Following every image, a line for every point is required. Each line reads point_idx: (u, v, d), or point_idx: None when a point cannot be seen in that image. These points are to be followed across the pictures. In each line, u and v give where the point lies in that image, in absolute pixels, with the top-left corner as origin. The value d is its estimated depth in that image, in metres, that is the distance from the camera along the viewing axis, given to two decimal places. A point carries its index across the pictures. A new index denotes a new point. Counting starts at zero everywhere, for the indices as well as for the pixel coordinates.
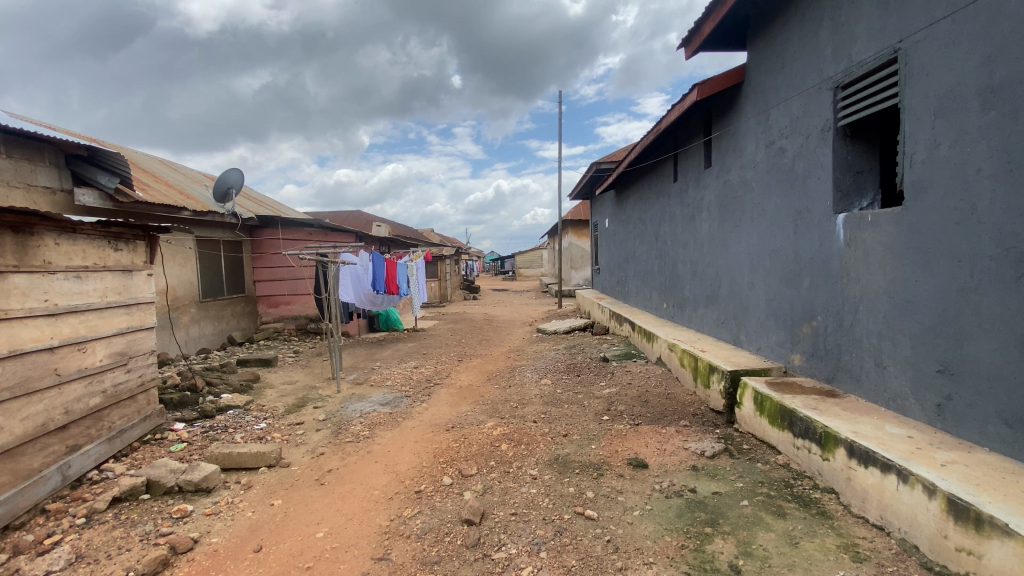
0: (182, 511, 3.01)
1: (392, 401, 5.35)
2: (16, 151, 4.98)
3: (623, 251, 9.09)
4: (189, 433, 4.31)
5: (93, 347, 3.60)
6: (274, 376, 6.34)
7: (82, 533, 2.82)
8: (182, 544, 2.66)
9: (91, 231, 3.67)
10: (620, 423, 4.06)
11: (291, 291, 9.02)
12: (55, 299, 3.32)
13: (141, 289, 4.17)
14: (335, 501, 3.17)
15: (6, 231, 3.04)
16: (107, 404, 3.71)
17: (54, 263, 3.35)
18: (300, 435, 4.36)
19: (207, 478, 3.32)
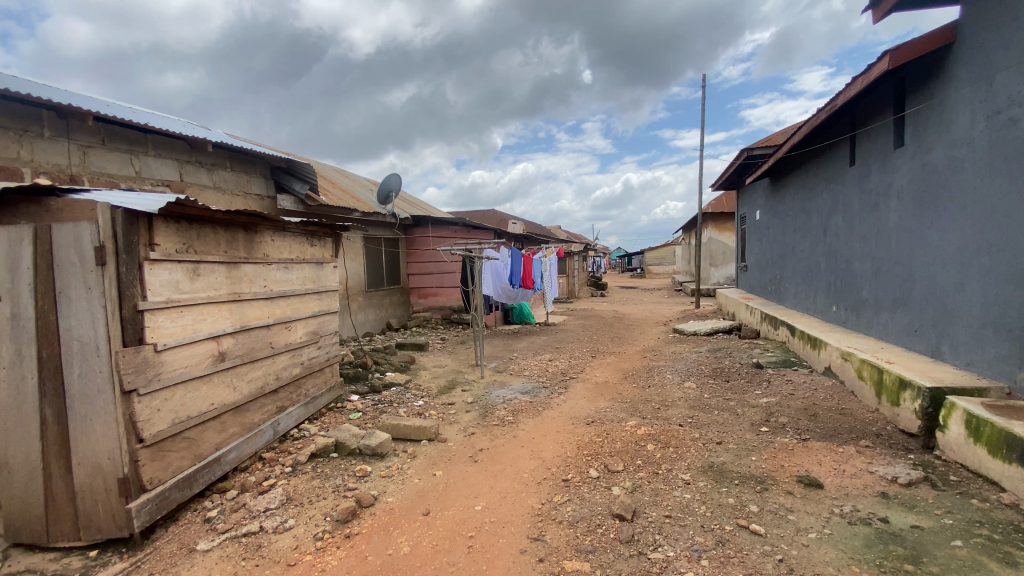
0: (363, 471, 3.48)
1: (532, 391, 5.55)
2: (237, 166, 6.20)
3: (779, 247, 8.22)
4: (363, 404, 4.95)
5: (296, 325, 4.33)
6: (426, 360, 6.97)
7: (290, 479, 3.41)
8: (366, 499, 3.07)
9: (296, 230, 4.39)
10: (783, 435, 3.69)
11: (438, 283, 9.80)
12: (271, 285, 4.03)
13: (328, 278, 4.89)
14: (488, 478, 3.38)
15: (240, 230, 3.73)
16: (304, 374, 4.42)
17: (271, 255, 4.07)
18: (452, 415, 4.75)
19: (381, 445, 3.77)
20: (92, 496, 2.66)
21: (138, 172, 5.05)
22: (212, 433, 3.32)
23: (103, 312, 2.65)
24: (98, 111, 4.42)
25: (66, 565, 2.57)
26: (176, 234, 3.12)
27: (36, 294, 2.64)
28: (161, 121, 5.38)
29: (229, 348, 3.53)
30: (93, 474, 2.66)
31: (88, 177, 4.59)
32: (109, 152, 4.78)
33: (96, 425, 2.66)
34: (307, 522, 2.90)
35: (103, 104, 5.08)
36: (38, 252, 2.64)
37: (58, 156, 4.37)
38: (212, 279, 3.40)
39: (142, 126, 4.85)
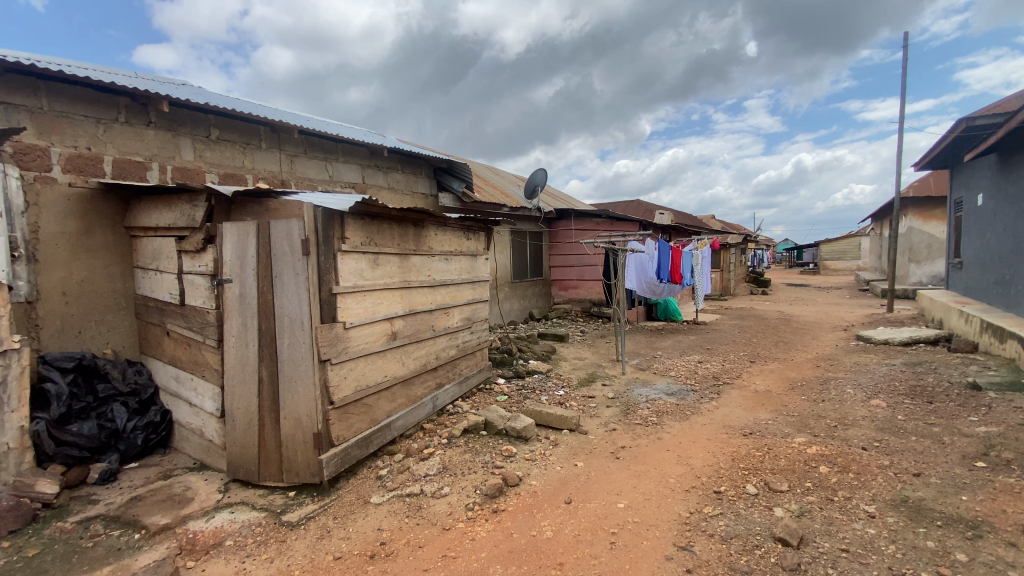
0: (509, 451, 3.67)
1: (678, 393, 5.27)
2: (407, 168, 6.95)
3: (1012, 240, 6.52)
4: (509, 388, 5.22)
5: (453, 311, 4.71)
6: (567, 351, 7.07)
7: (446, 450, 3.75)
8: (511, 479, 3.24)
9: (455, 225, 4.76)
10: (1012, 477, 2.94)
11: (580, 276, 9.82)
12: (434, 274, 4.44)
13: (481, 269, 5.23)
14: (632, 477, 3.31)
15: (411, 225, 4.16)
16: (458, 355, 4.80)
17: (434, 247, 4.47)
18: (594, 408, 4.75)
19: (526, 429, 3.93)
20: (293, 446, 3.22)
21: (331, 176, 5.95)
22: (384, 401, 3.80)
23: (306, 293, 3.19)
24: (302, 125, 5.35)
25: (273, 500, 3.15)
26: (361, 230, 3.60)
27: (259, 277, 3.27)
28: (348, 133, 6.26)
29: (400, 329, 3.99)
30: (296, 427, 3.21)
31: (294, 181, 5.56)
32: (310, 160, 5.72)
33: (299, 388, 3.21)
34: (460, 492, 3.16)
35: (307, 121, 6.11)
36: (261, 243, 3.26)
37: (273, 164, 5.36)
38: (388, 268, 3.86)
39: (334, 136, 5.72)
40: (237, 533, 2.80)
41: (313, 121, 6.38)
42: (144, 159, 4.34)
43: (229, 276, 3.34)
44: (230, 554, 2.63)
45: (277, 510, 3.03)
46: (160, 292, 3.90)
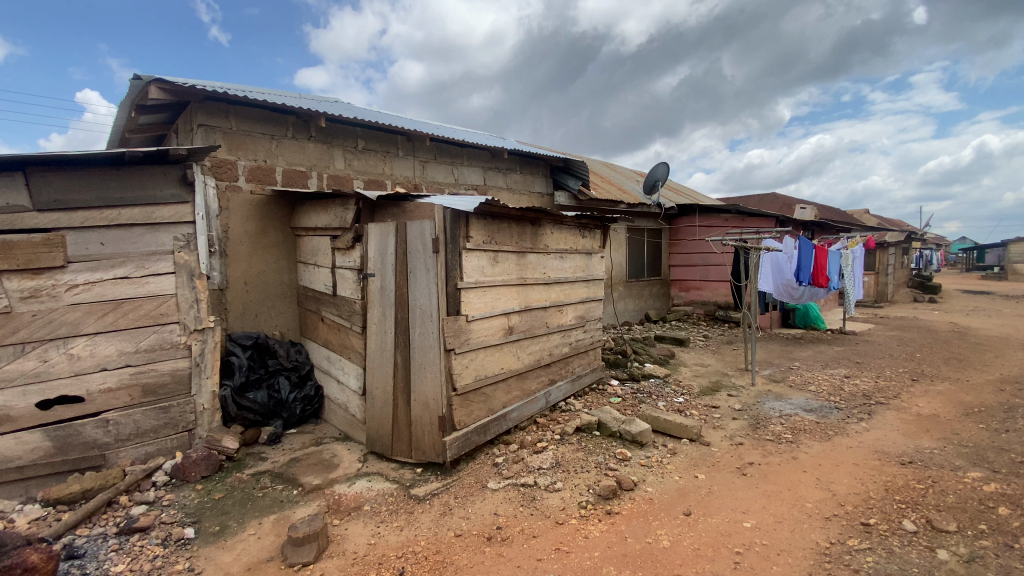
0: (624, 454, 3.61)
1: (818, 409, 4.72)
2: (525, 168, 7.14)
3: None
4: (623, 390, 5.12)
5: (567, 309, 4.75)
6: (687, 356, 6.70)
7: (559, 446, 3.80)
8: (626, 482, 3.18)
9: (571, 223, 4.78)
10: None
11: (703, 277, 9.24)
12: (550, 272, 4.51)
13: (596, 267, 5.19)
14: (760, 497, 3.05)
15: (529, 224, 4.26)
16: (572, 353, 4.83)
17: (550, 245, 4.54)
18: (716, 419, 4.45)
19: (642, 434, 3.82)
20: (421, 427, 3.51)
21: (456, 179, 6.34)
22: (501, 393, 3.96)
23: (435, 287, 3.45)
24: (433, 133, 5.77)
25: (403, 474, 3.46)
26: (484, 228, 3.78)
27: (396, 272, 3.61)
28: (473, 138, 6.61)
29: (516, 324, 4.12)
30: (423, 409, 3.50)
31: (426, 185, 6.02)
32: (439, 165, 6.15)
33: (427, 374, 3.49)
34: (573, 489, 3.19)
35: (437, 128, 6.59)
36: (398, 241, 3.60)
37: (408, 170, 5.86)
38: (507, 266, 4.02)
39: (460, 142, 6.08)
40: (373, 500, 3.13)
41: (441, 128, 6.85)
42: (306, 169, 5.02)
43: (372, 271, 3.74)
44: (367, 518, 2.95)
45: (406, 483, 3.33)
46: (316, 283, 4.50)
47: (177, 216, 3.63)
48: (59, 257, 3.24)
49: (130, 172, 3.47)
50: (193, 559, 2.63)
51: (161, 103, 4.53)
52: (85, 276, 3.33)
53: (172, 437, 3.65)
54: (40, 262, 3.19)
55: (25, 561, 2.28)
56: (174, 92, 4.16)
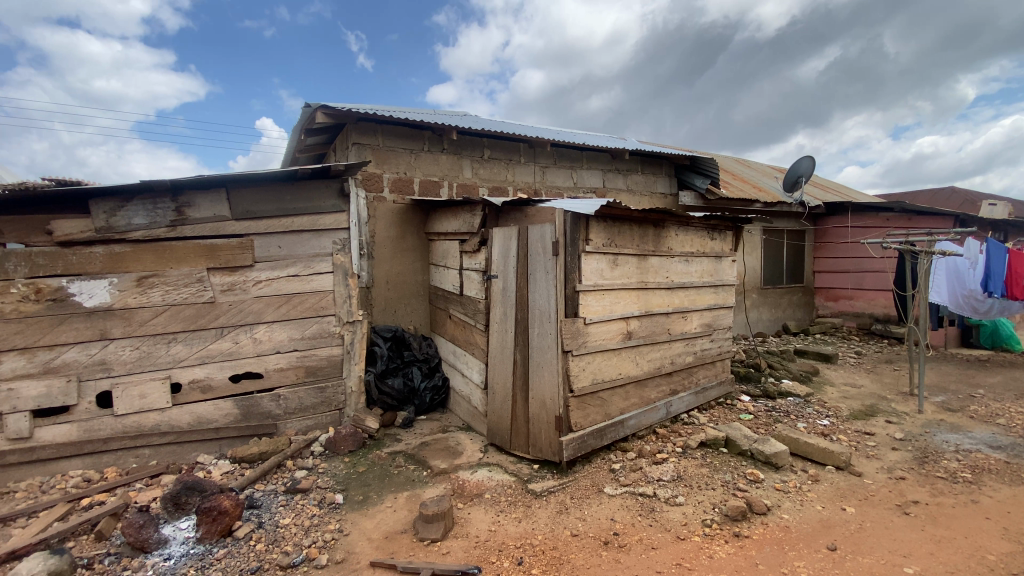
0: (755, 475, 3.33)
1: (1012, 448, 3.87)
2: (647, 168, 6.92)
3: None
4: (755, 406, 4.72)
5: (692, 316, 4.51)
6: (834, 375, 5.94)
7: (681, 459, 3.63)
8: (757, 506, 2.93)
9: (698, 224, 4.52)
10: None
11: (855, 285, 8.11)
12: (673, 276, 4.33)
13: (726, 272, 4.86)
14: (927, 542, 2.61)
15: (652, 227, 4.13)
16: (697, 363, 4.58)
17: (675, 248, 4.35)
18: (870, 448, 3.89)
19: (776, 455, 3.48)
20: (539, 424, 3.60)
21: (576, 182, 6.38)
22: (618, 398, 3.90)
23: (554, 289, 3.52)
24: (554, 138, 5.87)
25: (521, 468, 3.58)
26: (604, 231, 3.75)
27: (518, 274, 3.75)
28: (593, 141, 6.59)
29: (636, 329, 4.03)
30: (541, 408, 3.59)
31: (545, 190, 6.16)
32: (559, 169, 6.24)
33: (545, 374, 3.57)
34: (696, 505, 3.02)
35: (558, 133, 6.70)
36: (520, 244, 3.74)
37: (529, 175, 6.04)
38: (627, 269, 3.94)
39: (581, 145, 6.11)
40: (494, 490, 3.29)
41: (562, 132, 6.95)
42: (438, 179, 5.45)
43: (495, 272, 3.93)
44: (488, 505, 3.11)
45: (524, 478, 3.44)
46: (445, 283, 4.85)
47: (334, 223, 4.18)
48: (249, 258, 3.92)
49: (300, 186, 4.07)
50: (341, 521, 3.01)
51: (323, 126, 5.24)
52: (266, 273, 3.99)
53: (326, 414, 4.21)
54: (235, 261, 3.89)
55: (219, 505, 2.78)
56: (334, 116, 4.79)
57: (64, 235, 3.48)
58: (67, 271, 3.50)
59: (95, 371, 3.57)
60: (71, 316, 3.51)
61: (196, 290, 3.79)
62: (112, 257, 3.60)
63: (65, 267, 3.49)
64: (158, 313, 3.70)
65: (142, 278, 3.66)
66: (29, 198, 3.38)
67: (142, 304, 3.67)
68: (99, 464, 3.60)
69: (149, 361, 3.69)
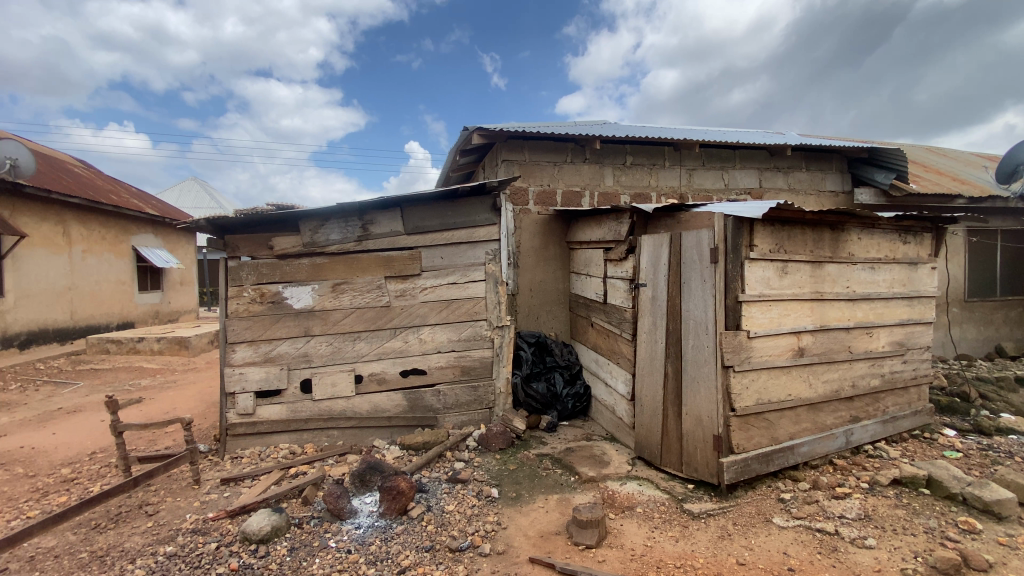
0: (970, 525, 2.77)
1: None
2: (813, 165, 6.21)
3: None
4: (964, 443, 3.92)
5: (879, 332, 3.92)
6: None
7: (868, 497, 3.16)
8: (976, 561, 2.44)
9: (887, 226, 3.93)
10: None
11: None
12: (855, 286, 3.81)
13: (924, 282, 4.15)
14: None
15: (827, 230, 3.69)
16: (884, 388, 3.97)
17: (857, 254, 3.83)
18: None
19: (1000, 504, 2.85)
20: (694, 442, 3.44)
21: (727, 184, 5.97)
22: (787, 421, 3.54)
23: (712, 299, 3.34)
24: (703, 139, 5.57)
25: (674, 486, 3.44)
26: (770, 236, 3.45)
27: (670, 283, 3.63)
28: (747, 138, 6.12)
29: (808, 345, 3.62)
30: (696, 424, 3.42)
31: (692, 193, 5.87)
32: (708, 171, 5.91)
33: (702, 389, 3.40)
34: (891, 551, 2.61)
35: (706, 134, 6.35)
36: (672, 252, 3.62)
37: (674, 179, 5.82)
38: (798, 277, 3.57)
39: (734, 144, 5.71)
40: (646, 504, 3.21)
41: (711, 132, 6.58)
42: (581, 188, 5.52)
43: (644, 281, 3.86)
44: (641, 519, 3.05)
45: (678, 496, 3.30)
46: (588, 291, 4.88)
47: (488, 235, 4.48)
48: (417, 267, 4.38)
49: (459, 201, 4.44)
50: (499, 515, 3.19)
51: (476, 146, 5.66)
52: (430, 282, 4.43)
53: (478, 412, 4.51)
54: (405, 271, 4.38)
55: (397, 486, 3.13)
56: (488, 137, 5.15)
57: (281, 249, 4.25)
58: (282, 279, 4.26)
59: (300, 362, 4.28)
60: (284, 316, 4.26)
61: (375, 295, 4.35)
62: (313, 267, 4.29)
63: (281, 276, 4.26)
64: (346, 314, 4.32)
65: (335, 285, 4.31)
66: (258, 220, 4.20)
67: (335, 306, 4.31)
68: (301, 440, 4.28)
69: (339, 355, 4.32)
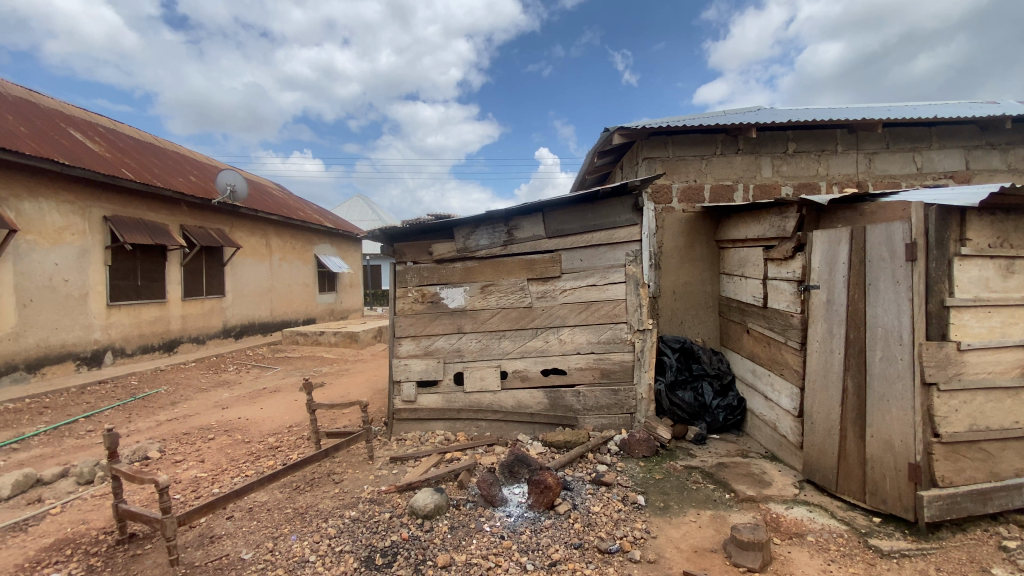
0: None
1: None
2: None
3: None
4: None
5: None
6: None
7: None
8: None
9: None
10: None
11: None
12: None
13: None
14: None
15: None
16: None
17: None
18: None
19: None
20: (882, 469, 2.98)
21: (920, 168, 5.06)
22: (1014, 454, 2.88)
23: (908, 305, 2.85)
24: (888, 117, 4.78)
25: (855, 517, 3.01)
26: (991, 227, 2.84)
27: (849, 285, 3.19)
28: (949, 112, 5.11)
29: None
30: (885, 449, 2.96)
31: (873, 181, 5.08)
32: (893, 154, 5.07)
33: (894, 408, 2.92)
34: None
35: (891, 111, 5.45)
36: (854, 250, 3.18)
37: (848, 166, 5.09)
38: None
39: (931, 120, 4.80)
40: (818, 533, 2.86)
41: (896, 108, 5.63)
42: (733, 182, 5.13)
43: (816, 282, 3.45)
44: (812, 549, 2.73)
45: (860, 529, 2.88)
46: (743, 294, 4.51)
47: (632, 235, 4.40)
48: (559, 269, 4.48)
49: (601, 203, 4.43)
50: (647, 523, 3.11)
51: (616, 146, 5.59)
52: (571, 283, 4.49)
53: (620, 416, 4.44)
54: (547, 273, 4.50)
55: (545, 480, 3.24)
56: (630, 136, 5.05)
57: (438, 254, 4.69)
58: (439, 281, 4.68)
59: (453, 357, 4.66)
60: (440, 315, 4.68)
61: (519, 296, 4.55)
62: (465, 270, 4.65)
63: (438, 278, 4.68)
64: (493, 314, 4.59)
65: (483, 286, 4.61)
66: (421, 230, 4.69)
67: (483, 306, 4.61)
68: (454, 428, 4.66)
69: (487, 352, 4.61)
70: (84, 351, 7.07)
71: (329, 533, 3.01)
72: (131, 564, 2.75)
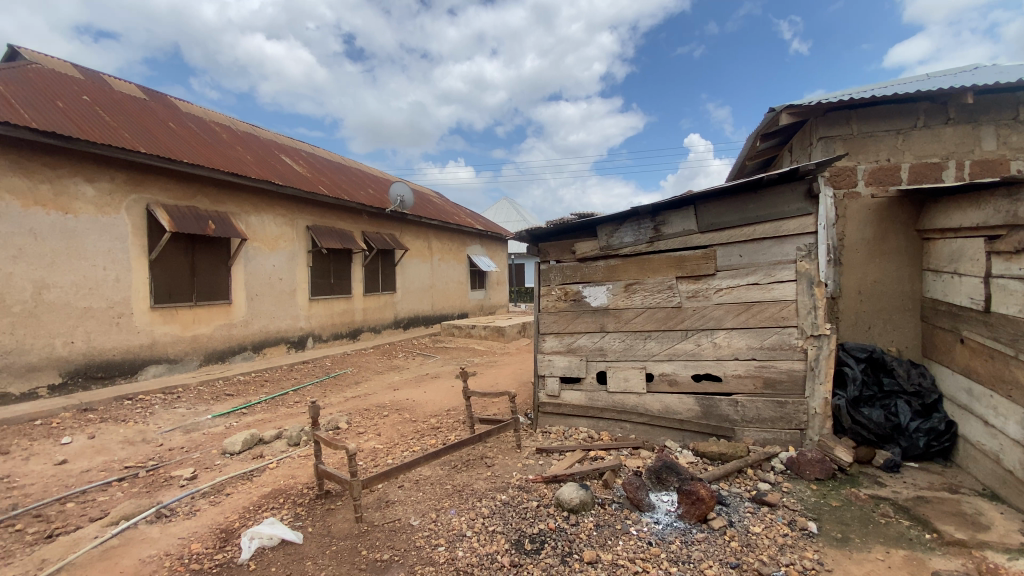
0: None
1: None
2: None
3: None
4: None
5: None
6: None
7: None
8: None
9: None
10: None
11: None
12: None
13: None
14: None
15: None
16: None
17: None
18: None
19: None
20: None
21: None
22: None
23: None
24: None
25: None
26: None
27: None
28: None
29: None
30: None
31: None
32: None
33: None
34: None
35: None
36: None
37: None
38: None
39: None
40: None
41: None
42: (941, 159, 4.28)
43: None
44: None
45: None
46: (955, 296, 3.70)
47: (800, 228, 3.91)
48: (711, 267, 4.18)
49: (762, 193, 4.02)
50: (820, 553, 2.75)
51: (783, 127, 5.02)
52: (726, 282, 4.15)
53: (786, 431, 3.97)
54: (699, 271, 4.23)
55: (697, 492, 3.06)
56: (800, 114, 4.49)
57: (581, 253, 4.72)
58: (582, 279, 4.71)
59: (596, 355, 4.65)
60: (584, 313, 4.70)
61: (667, 295, 4.35)
62: (609, 269, 4.60)
63: (581, 277, 4.71)
64: (639, 313, 4.46)
65: (627, 285, 4.51)
66: (564, 230, 4.77)
67: (628, 305, 4.51)
68: (598, 427, 4.64)
69: (631, 352, 4.50)
70: (293, 335, 8.67)
71: (483, 512, 3.25)
72: (327, 515, 3.31)
